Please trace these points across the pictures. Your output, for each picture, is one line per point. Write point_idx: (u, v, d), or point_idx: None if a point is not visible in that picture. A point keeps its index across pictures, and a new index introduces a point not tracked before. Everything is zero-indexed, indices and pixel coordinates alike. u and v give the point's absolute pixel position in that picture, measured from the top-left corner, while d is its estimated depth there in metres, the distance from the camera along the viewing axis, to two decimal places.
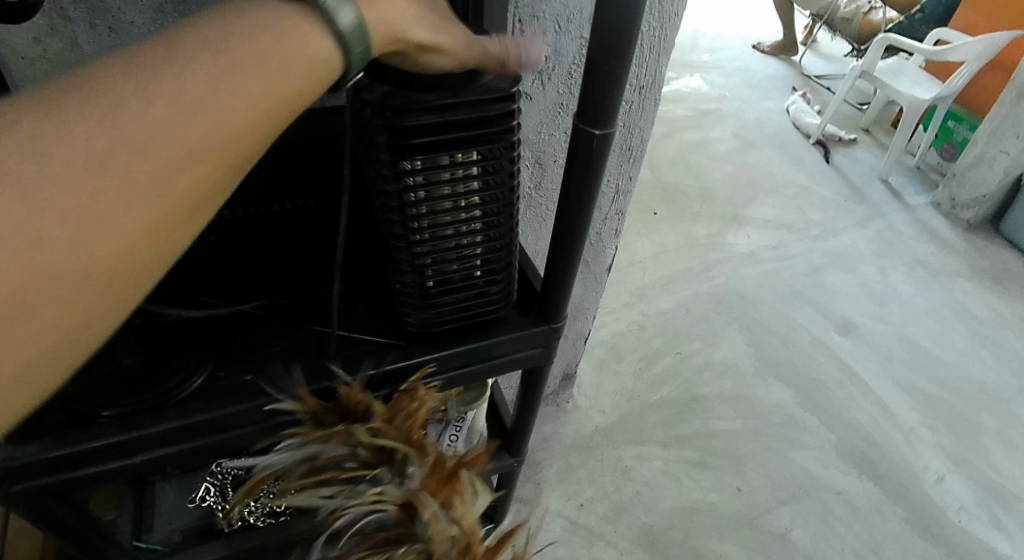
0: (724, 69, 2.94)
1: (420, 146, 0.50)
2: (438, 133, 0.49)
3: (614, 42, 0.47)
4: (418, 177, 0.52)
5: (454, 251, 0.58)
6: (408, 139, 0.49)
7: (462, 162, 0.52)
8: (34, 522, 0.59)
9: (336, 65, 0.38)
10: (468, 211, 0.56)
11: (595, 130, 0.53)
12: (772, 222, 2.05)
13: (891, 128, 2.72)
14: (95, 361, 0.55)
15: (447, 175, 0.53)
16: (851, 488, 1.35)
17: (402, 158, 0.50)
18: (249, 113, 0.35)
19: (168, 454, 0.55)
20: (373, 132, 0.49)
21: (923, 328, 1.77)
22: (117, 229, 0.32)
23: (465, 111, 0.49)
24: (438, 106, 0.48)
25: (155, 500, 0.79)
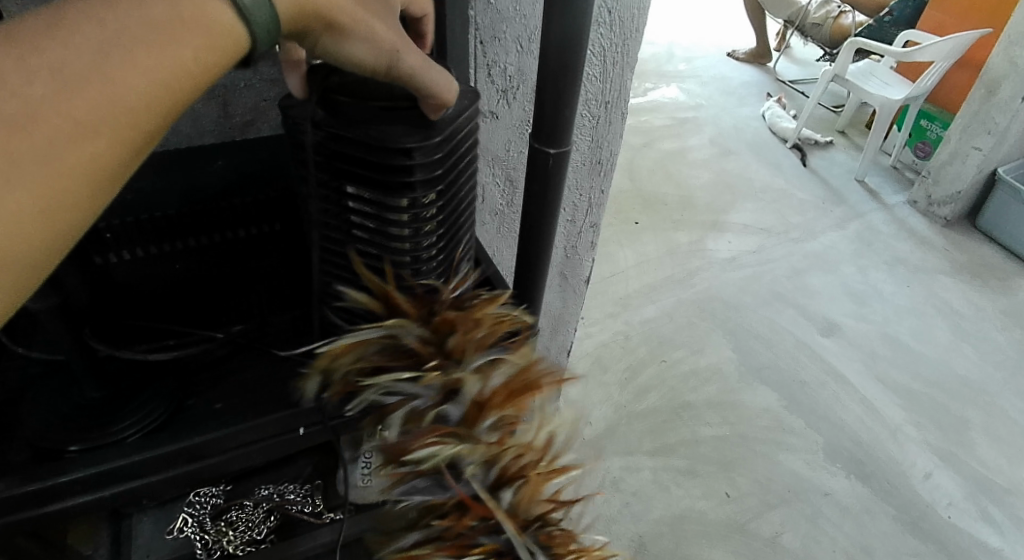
0: (699, 78, 2.97)
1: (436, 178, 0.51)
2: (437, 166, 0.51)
3: (565, 60, 0.50)
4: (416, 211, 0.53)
5: (431, 269, 0.59)
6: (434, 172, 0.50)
7: (433, 194, 0.54)
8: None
9: (245, 43, 0.33)
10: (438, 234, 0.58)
11: (551, 149, 0.56)
12: (751, 227, 2.07)
13: (866, 129, 2.75)
14: (63, 399, 0.55)
15: (436, 206, 0.54)
16: (840, 489, 1.35)
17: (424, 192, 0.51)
18: (147, 94, 0.31)
19: (140, 487, 0.53)
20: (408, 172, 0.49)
21: (905, 325, 1.79)
22: (69, 199, 0.30)
23: (450, 140, 0.52)
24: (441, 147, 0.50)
25: (132, 534, 0.78)
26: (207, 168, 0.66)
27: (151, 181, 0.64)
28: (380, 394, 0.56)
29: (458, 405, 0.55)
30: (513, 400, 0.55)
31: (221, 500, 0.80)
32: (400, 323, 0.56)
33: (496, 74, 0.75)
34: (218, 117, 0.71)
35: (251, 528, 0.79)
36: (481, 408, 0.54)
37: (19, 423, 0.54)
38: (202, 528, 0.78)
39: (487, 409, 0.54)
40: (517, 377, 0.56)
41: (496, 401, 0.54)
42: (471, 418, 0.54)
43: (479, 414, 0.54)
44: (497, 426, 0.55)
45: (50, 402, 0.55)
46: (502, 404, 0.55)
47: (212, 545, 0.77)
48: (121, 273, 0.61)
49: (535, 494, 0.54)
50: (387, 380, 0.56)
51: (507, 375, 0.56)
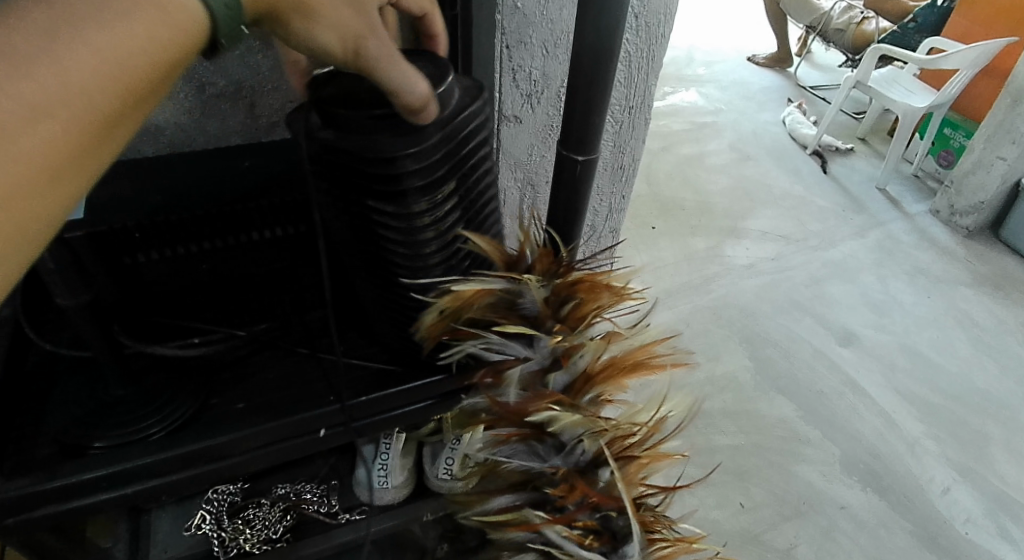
0: (719, 83, 2.96)
1: (429, 184, 0.51)
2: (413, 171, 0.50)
3: (595, 68, 0.50)
4: (427, 217, 0.53)
5: (436, 276, 0.58)
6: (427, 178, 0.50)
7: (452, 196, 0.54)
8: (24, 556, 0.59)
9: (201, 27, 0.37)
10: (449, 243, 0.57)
11: (579, 155, 0.56)
12: (769, 234, 2.05)
13: (887, 136, 2.72)
14: (88, 395, 0.55)
15: (431, 215, 0.53)
16: (856, 502, 1.34)
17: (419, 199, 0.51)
18: (109, 75, 0.33)
19: (161, 485, 0.54)
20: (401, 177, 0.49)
21: (925, 337, 1.77)
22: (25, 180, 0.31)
23: (454, 144, 0.52)
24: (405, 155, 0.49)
25: (152, 529, 0.78)
26: (234, 169, 0.65)
27: (178, 181, 0.63)
28: (486, 348, 0.60)
29: (566, 374, 0.59)
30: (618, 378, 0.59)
31: (238, 498, 0.80)
32: (528, 280, 0.59)
33: (521, 79, 0.75)
34: (245, 118, 0.72)
35: (268, 526, 0.79)
36: (587, 381, 0.59)
37: (46, 418, 0.54)
38: (219, 525, 0.78)
39: (592, 382, 0.59)
40: (626, 355, 0.60)
41: (603, 375, 0.59)
42: (577, 389, 0.59)
43: (583, 389, 0.59)
44: (597, 400, 0.60)
45: (74, 398, 0.55)
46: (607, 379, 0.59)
47: (229, 542, 0.77)
48: (149, 272, 0.61)
49: (632, 477, 0.57)
50: (496, 334, 0.59)
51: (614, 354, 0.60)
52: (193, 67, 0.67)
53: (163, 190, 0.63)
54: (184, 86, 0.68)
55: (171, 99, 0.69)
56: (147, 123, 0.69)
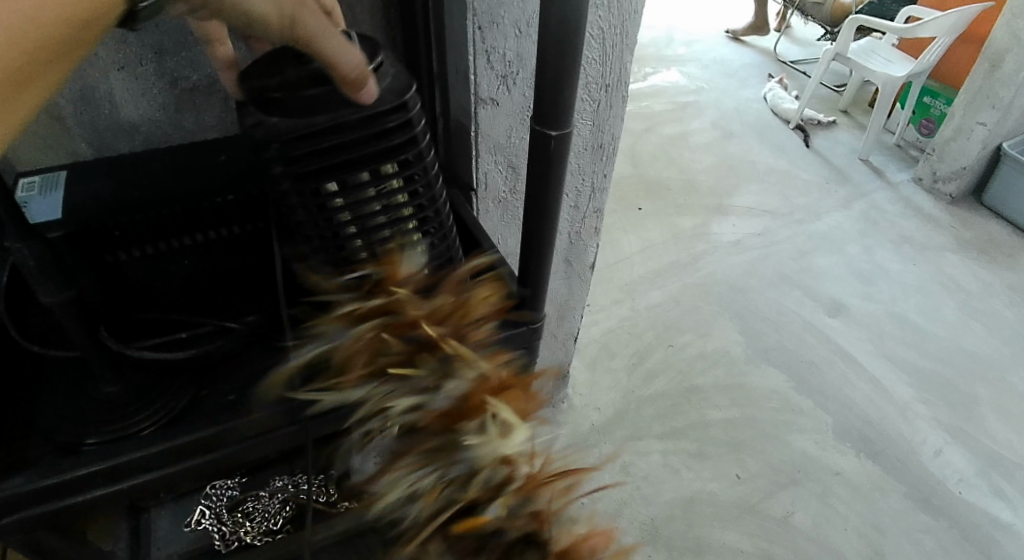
0: (699, 61, 2.95)
1: (328, 170, 0.53)
2: (337, 154, 0.53)
3: (564, 41, 0.50)
4: (341, 199, 0.55)
5: (397, 254, 0.61)
6: (314, 166, 0.52)
7: (380, 176, 0.56)
8: None
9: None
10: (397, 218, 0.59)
11: (552, 131, 0.56)
12: (755, 209, 2.06)
13: (869, 107, 2.74)
14: (79, 393, 0.56)
15: (373, 192, 0.56)
16: (850, 468, 1.36)
17: (318, 185, 0.54)
18: None
19: (158, 478, 0.54)
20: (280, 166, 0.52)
21: (913, 304, 1.79)
22: None
23: (357, 129, 0.53)
24: (335, 139, 0.52)
25: (152, 527, 0.79)
26: (210, 162, 0.67)
27: (155, 177, 0.64)
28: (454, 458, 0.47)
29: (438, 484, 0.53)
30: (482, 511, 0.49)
31: (236, 492, 0.81)
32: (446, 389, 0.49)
33: (495, 60, 0.75)
34: (222, 111, 0.75)
35: (267, 519, 0.80)
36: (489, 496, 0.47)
37: (38, 417, 0.55)
38: (220, 522, 0.80)
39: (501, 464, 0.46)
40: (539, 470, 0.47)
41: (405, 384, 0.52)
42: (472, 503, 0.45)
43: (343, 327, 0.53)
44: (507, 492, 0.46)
45: (64, 398, 0.56)
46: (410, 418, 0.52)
47: (229, 535, 0.79)
48: (131, 270, 0.61)
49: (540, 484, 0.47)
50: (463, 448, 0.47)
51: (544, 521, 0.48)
52: (166, 63, 0.69)
53: (143, 185, 0.63)
54: (157, 82, 0.71)
55: (144, 96, 0.71)
56: (122, 122, 0.72)
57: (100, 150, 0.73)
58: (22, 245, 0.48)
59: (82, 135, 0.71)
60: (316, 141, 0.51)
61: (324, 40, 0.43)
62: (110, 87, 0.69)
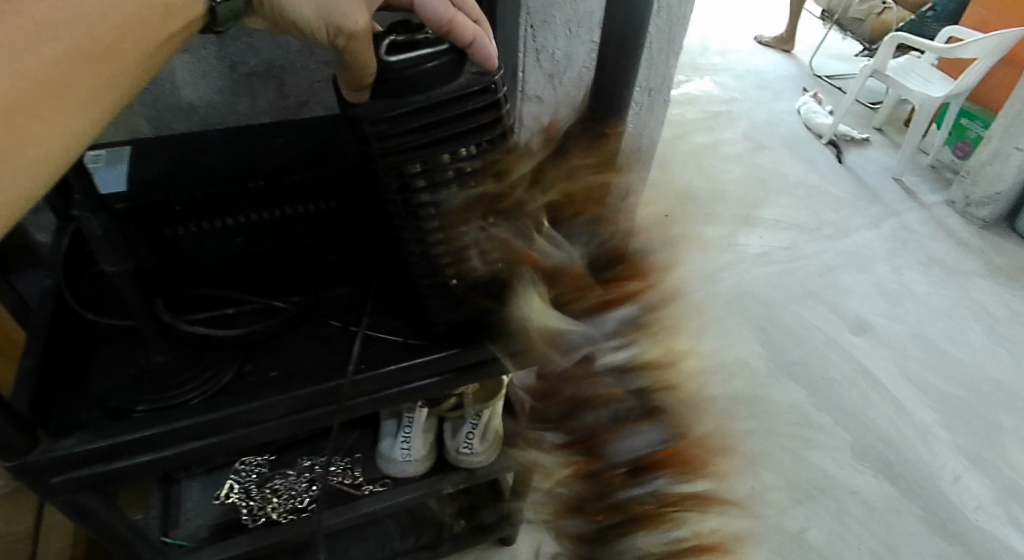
0: (733, 72, 2.94)
1: (399, 135, 0.55)
2: (430, 127, 0.55)
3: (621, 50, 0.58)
4: (416, 167, 0.56)
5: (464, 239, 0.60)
6: (393, 131, 0.55)
7: (463, 152, 0.57)
8: (94, 537, 0.62)
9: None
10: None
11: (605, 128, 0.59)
12: (783, 223, 2.05)
13: (903, 126, 2.71)
14: (130, 361, 0.58)
15: (448, 156, 0.57)
16: (867, 488, 1.35)
17: (402, 162, 0.56)
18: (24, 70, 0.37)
19: (200, 447, 0.56)
20: (365, 142, 0.56)
21: (939, 327, 1.77)
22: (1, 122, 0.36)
23: (446, 110, 0.55)
24: (433, 114, 0.55)
25: (183, 497, 0.83)
26: (269, 146, 0.70)
27: (215, 158, 0.67)
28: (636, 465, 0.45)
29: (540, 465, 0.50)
30: (674, 465, 0.44)
31: (265, 469, 0.84)
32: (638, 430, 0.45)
33: (544, 59, 0.77)
34: (275, 97, 0.77)
35: (294, 497, 0.81)
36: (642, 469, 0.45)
37: (90, 382, 0.57)
38: (248, 496, 0.81)
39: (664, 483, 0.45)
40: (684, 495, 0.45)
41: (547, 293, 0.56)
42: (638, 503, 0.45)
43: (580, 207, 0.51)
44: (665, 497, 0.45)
45: (115, 365, 0.58)
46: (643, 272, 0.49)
47: (256, 511, 0.79)
48: (187, 246, 0.64)
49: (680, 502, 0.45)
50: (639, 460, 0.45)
51: (655, 486, 0.44)
52: (227, 48, 0.72)
53: (203, 165, 0.66)
54: (217, 65, 0.72)
55: (203, 80, 0.73)
56: (182, 103, 0.74)
57: (159, 129, 0.75)
58: (94, 214, 0.50)
59: (144, 114, 0.74)
60: (413, 116, 0.54)
61: (352, 48, 0.50)
62: (172, 67, 0.71)
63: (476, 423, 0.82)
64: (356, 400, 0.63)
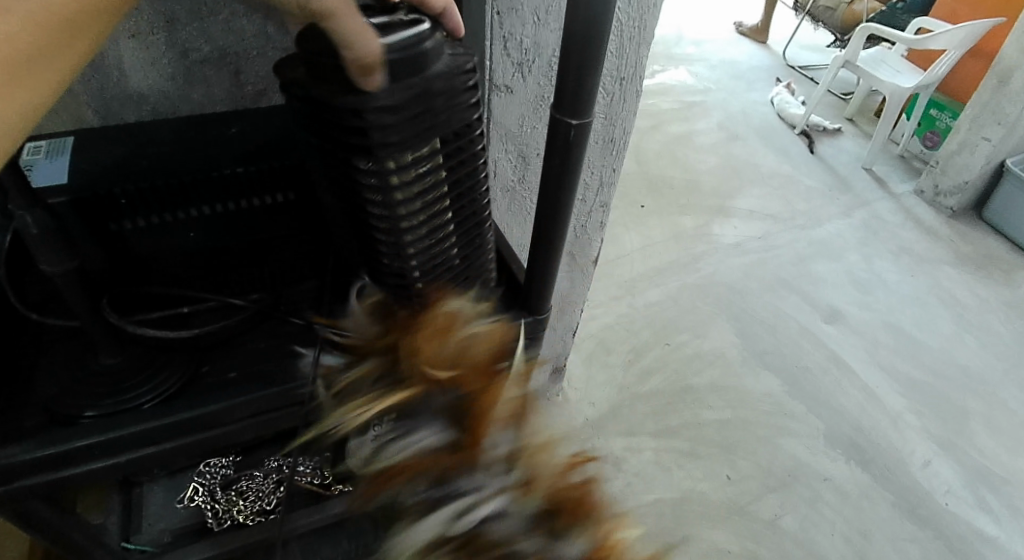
0: (707, 62, 2.94)
1: (386, 142, 0.49)
2: (408, 123, 0.49)
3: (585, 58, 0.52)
4: (388, 175, 0.51)
5: (433, 238, 0.58)
6: (377, 134, 0.49)
7: (427, 153, 0.53)
8: (56, 549, 0.60)
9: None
10: (442, 209, 0.57)
11: (573, 120, 0.56)
12: (757, 213, 2.06)
13: (874, 117, 2.74)
14: (79, 364, 0.56)
15: (418, 167, 0.52)
16: (840, 474, 1.37)
17: (376, 156, 0.50)
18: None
19: (154, 454, 0.54)
20: (339, 130, 0.48)
21: (909, 315, 1.79)
22: None
23: (426, 113, 0.50)
24: (416, 114, 0.50)
25: (144, 502, 0.79)
26: (221, 135, 0.65)
27: (165, 147, 0.63)
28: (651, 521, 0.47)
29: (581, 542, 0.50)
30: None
31: (231, 471, 0.81)
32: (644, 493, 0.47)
33: (512, 47, 0.74)
34: (232, 85, 0.74)
35: (261, 498, 0.80)
36: None
37: (38, 385, 0.55)
38: (213, 499, 0.79)
39: None
40: None
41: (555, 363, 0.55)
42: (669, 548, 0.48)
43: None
44: None
45: (63, 368, 0.56)
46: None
47: (221, 513, 0.77)
48: (135, 241, 0.61)
49: None
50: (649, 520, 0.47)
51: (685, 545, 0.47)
52: (178, 33, 0.69)
53: (152, 155, 0.62)
54: (168, 52, 0.70)
55: (153, 66, 0.70)
56: (132, 92, 0.71)
57: (109, 120, 0.72)
58: (28, 212, 0.49)
59: (91, 102, 0.71)
60: (392, 113, 0.48)
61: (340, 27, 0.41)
62: (121, 54, 0.68)
63: None
64: None
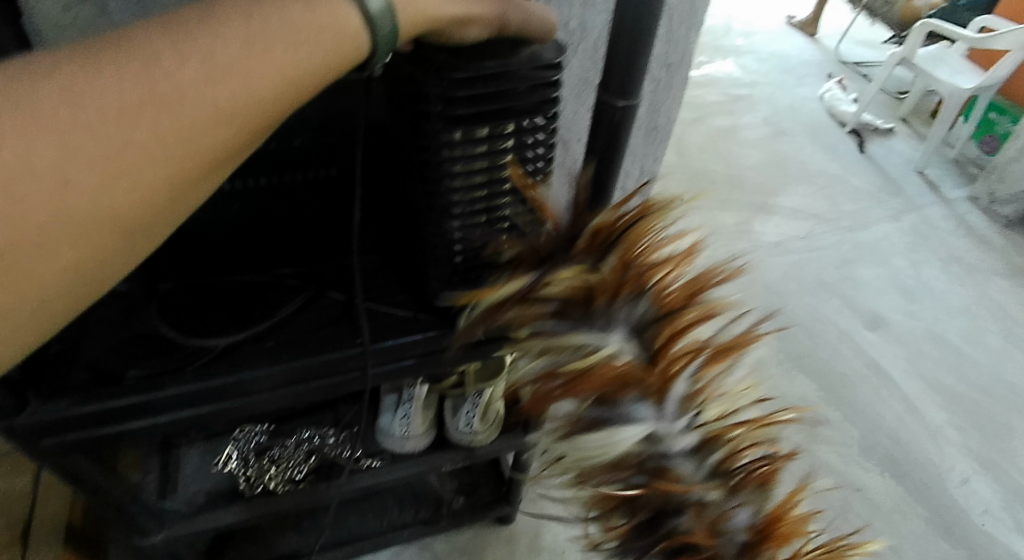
0: (756, 54, 2.88)
1: (464, 116, 0.52)
2: (483, 103, 0.51)
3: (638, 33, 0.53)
4: (456, 148, 0.53)
5: (485, 224, 0.60)
6: (457, 107, 0.51)
7: (495, 137, 0.54)
8: (97, 504, 0.63)
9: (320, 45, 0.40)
10: (499, 192, 0.58)
11: (620, 101, 0.57)
12: (801, 212, 2.02)
13: (929, 118, 2.64)
14: (124, 326, 0.59)
15: (486, 146, 0.54)
16: (873, 485, 1.34)
17: (451, 127, 0.52)
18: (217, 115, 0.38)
19: (192, 416, 0.56)
20: (425, 100, 0.51)
21: (954, 326, 1.73)
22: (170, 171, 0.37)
23: (496, 103, 0.52)
24: (488, 113, 0.52)
25: (180, 464, 0.81)
26: None
27: None
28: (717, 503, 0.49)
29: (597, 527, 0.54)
30: (771, 538, 0.49)
31: (264, 439, 0.82)
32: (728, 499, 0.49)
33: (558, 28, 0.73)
34: None
35: (292, 467, 0.82)
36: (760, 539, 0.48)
37: (83, 346, 0.56)
38: (245, 464, 0.81)
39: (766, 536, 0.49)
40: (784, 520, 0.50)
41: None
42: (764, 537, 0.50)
43: (617, 286, 0.51)
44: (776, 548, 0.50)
45: (110, 329, 0.58)
46: (675, 329, 0.50)
47: (254, 479, 0.80)
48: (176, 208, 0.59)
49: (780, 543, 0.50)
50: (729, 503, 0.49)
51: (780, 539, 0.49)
52: None
53: None
54: None
55: None
56: None
57: None
58: None
59: None
60: (469, 99, 0.51)
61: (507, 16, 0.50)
62: None
63: (477, 402, 0.81)
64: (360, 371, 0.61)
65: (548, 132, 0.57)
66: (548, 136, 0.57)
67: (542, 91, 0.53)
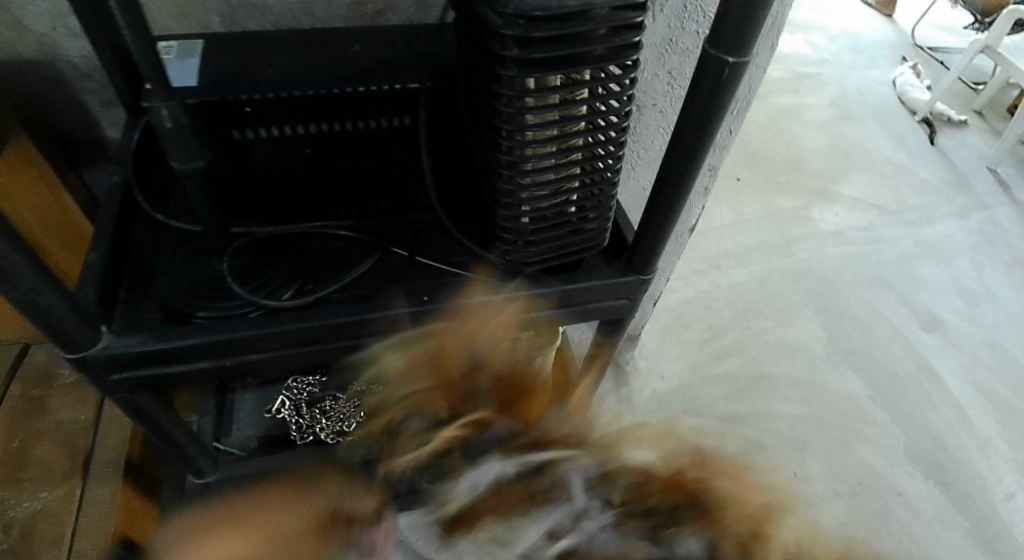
0: (827, 32, 2.75)
1: (537, 62, 0.48)
2: (559, 46, 0.48)
3: None
4: (527, 101, 0.51)
5: (555, 182, 0.57)
6: (531, 50, 0.47)
7: (571, 88, 0.51)
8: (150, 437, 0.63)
9: None
10: (572, 151, 0.56)
11: (730, 58, 0.49)
12: (863, 202, 1.94)
13: (1008, 112, 2.49)
14: (193, 266, 0.59)
15: (557, 99, 0.51)
16: (914, 490, 1.30)
17: (525, 76, 0.49)
18: None
19: (259, 359, 0.58)
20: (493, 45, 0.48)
21: (1016, 334, 1.65)
22: None
23: (571, 46, 0.48)
24: (562, 62, 0.49)
25: (235, 408, 0.84)
26: (344, 51, 0.64)
27: (289, 59, 0.63)
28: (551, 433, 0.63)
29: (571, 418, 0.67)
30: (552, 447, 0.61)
31: (317, 389, 0.83)
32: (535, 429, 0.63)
33: None
34: (352, 4, 0.77)
35: (342, 420, 0.80)
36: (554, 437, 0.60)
37: (154, 283, 0.58)
38: (297, 412, 0.82)
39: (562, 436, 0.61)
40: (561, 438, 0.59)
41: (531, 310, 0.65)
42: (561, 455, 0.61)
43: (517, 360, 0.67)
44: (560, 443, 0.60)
45: (179, 269, 0.59)
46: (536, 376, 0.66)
47: (305, 429, 0.81)
48: (253, 151, 0.61)
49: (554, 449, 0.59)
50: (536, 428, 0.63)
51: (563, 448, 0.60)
52: None
53: (276, 67, 0.62)
54: None
55: None
56: (257, 2, 0.75)
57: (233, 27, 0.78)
58: (164, 103, 0.47)
59: (219, 10, 0.76)
60: (545, 41, 0.47)
61: None
62: None
63: None
64: (418, 326, 0.62)
65: (622, 99, 0.54)
66: (623, 104, 0.55)
67: (626, 36, 0.49)
